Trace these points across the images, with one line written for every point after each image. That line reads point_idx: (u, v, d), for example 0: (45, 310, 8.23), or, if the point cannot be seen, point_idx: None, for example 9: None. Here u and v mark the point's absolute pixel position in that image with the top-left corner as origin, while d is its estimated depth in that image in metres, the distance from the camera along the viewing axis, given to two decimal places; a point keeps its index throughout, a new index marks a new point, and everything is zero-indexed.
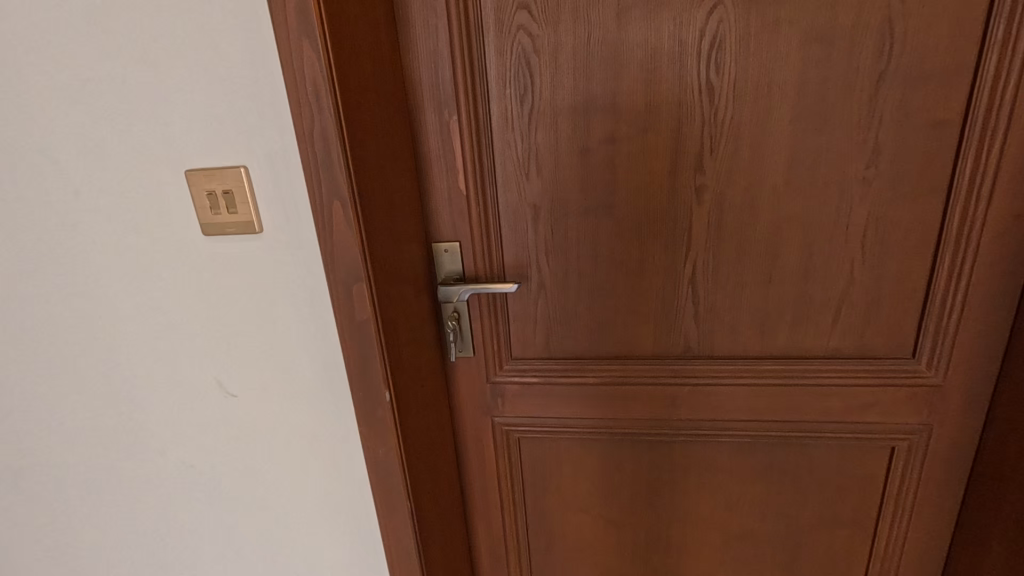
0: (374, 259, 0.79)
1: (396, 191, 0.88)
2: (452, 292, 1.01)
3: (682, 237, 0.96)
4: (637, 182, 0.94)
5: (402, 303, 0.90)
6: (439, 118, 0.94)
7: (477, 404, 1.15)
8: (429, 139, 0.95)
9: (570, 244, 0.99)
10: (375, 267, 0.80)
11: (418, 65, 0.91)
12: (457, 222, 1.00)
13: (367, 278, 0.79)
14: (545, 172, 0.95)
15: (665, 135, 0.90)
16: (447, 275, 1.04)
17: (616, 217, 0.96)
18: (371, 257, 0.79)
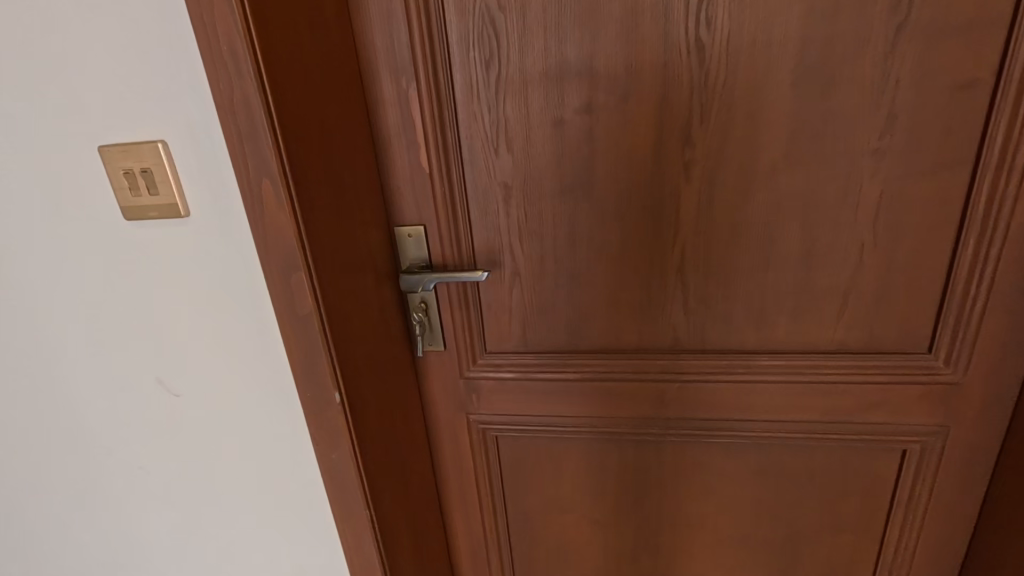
0: (315, 246, 0.71)
1: (346, 170, 0.79)
2: (417, 283, 0.92)
3: (670, 218, 0.86)
4: (618, 157, 0.84)
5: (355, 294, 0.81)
6: (397, 88, 0.84)
7: (452, 402, 1.07)
8: (388, 111, 0.86)
9: (546, 227, 0.90)
10: (317, 255, 0.71)
11: (371, 28, 0.81)
12: (421, 205, 0.91)
13: (310, 267, 0.71)
14: (515, 147, 0.86)
15: (648, 103, 0.80)
16: (412, 263, 0.95)
17: (596, 196, 0.86)
18: (312, 245, 0.71)
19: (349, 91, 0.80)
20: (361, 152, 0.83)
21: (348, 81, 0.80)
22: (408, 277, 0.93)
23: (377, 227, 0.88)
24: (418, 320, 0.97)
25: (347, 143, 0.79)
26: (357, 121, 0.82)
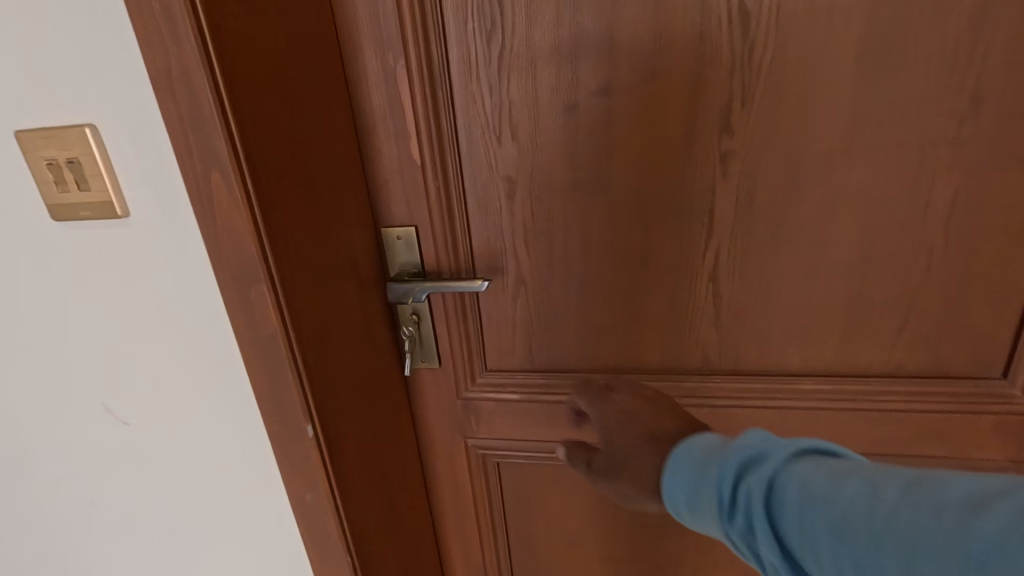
0: (279, 254, 0.59)
1: (320, 161, 0.66)
2: (407, 292, 0.80)
3: (701, 219, 0.73)
4: (640, 147, 0.71)
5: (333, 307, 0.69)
6: (382, 66, 0.72)
7: (447, 423, 0.95)
8: (373, 93, 0.73)
9: (556, 228, 0.78)
10: (280, 263, 0.59)
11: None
12: (412, 202, 0.78)
13: (273, 279, 0.59)
14: (521, 135, 0.73)
15: (679, 82, 0.67)
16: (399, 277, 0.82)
17: (614, 193, 0.74)
18: (274, 252, 0.58)
19: (324, 68, 0.67)
20: (339, 140, 0.71)
21: (323, 56, 0.67)
22: (397, 285, 0.81)
23: (360, 228, 0.76)
24: (408, 334, 0.85)
25: (321, 130, 0.67)
26: (335, 104, 0.70)
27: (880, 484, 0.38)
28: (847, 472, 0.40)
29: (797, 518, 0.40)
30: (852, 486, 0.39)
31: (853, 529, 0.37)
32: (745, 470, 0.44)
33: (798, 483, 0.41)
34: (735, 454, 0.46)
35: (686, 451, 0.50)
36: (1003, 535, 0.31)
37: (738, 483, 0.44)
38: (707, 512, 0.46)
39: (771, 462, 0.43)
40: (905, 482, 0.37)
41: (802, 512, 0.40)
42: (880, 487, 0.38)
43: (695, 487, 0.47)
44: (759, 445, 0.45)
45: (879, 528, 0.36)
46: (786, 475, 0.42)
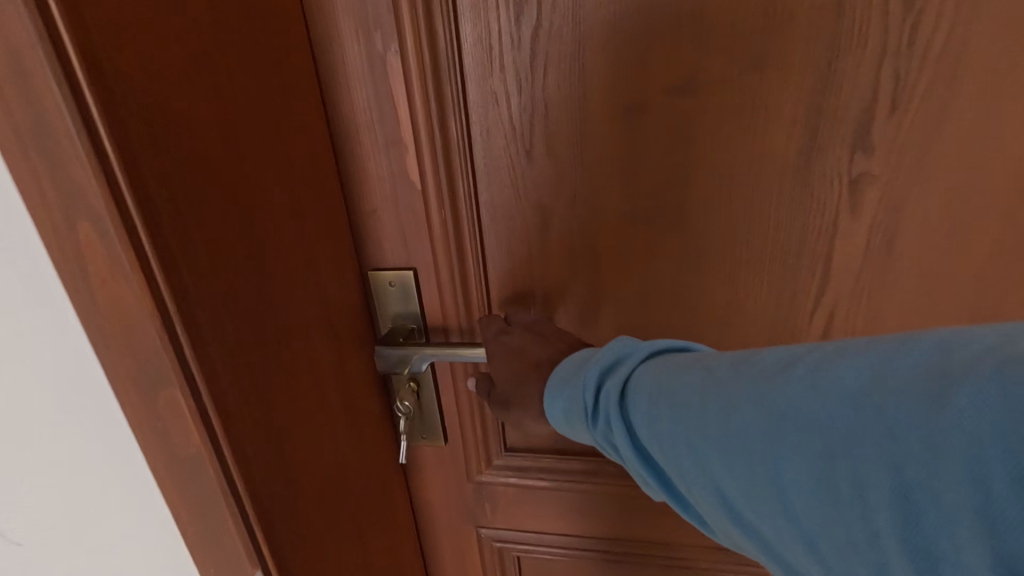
0: (200, 341, 0.38)
1: (272, 194, 0.46)
2: (401, 359, 0.59)
3: (813, 268, 0.52)
4: (732, 169, 0.50)
5: (295, 397, 0.48)
6: (364, 55, 0.50)
7: (454, 510, 0.75)
8: (354, 94, 0.52)
9: (604, 275, 0.57)
10: (204, 353, 0.38)
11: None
12: (409, 239, 0.57)
13: (198, 381, 0.38)
14: (560, 149, 0.52)
15: (798, 78, 0.46)
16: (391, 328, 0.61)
17: (688, 230, 0.54)
18: (198, 342, 0.38)
19: (277, 58, 0.46)
20: (303, 161, 0.50)
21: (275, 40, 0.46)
22: (387, 350, 0.60)
23: (337, 279, 0.55)
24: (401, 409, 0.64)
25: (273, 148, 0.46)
26: (297, 109, 0.49)
27: (709, 364, 0.36)
28: (690, 358, 0.38)
29: (643, 407, 0.38)
30: (689, 370, 0.37)
31: (685, 405, 0.35)
32: (605, 374, 0.42)
33: (647, 375, 0.39)
34: (598, 362, 0.42)
35: (561, 365, 0.46)
36: (801, 386, 0.31)
37: (600, 387, 0.42)
38: (569, 419, 0.43)
39: (628, 363, 0.41)
40: (734, 358, 0.36)
41: (643, 402, 0.38)
42: (711, 365, 0.36)
43: (562, 399, 0.43)
44: (619, 350, 0.42)
45: (700, 401, 0.35)
46: (637, 372, 0.40)
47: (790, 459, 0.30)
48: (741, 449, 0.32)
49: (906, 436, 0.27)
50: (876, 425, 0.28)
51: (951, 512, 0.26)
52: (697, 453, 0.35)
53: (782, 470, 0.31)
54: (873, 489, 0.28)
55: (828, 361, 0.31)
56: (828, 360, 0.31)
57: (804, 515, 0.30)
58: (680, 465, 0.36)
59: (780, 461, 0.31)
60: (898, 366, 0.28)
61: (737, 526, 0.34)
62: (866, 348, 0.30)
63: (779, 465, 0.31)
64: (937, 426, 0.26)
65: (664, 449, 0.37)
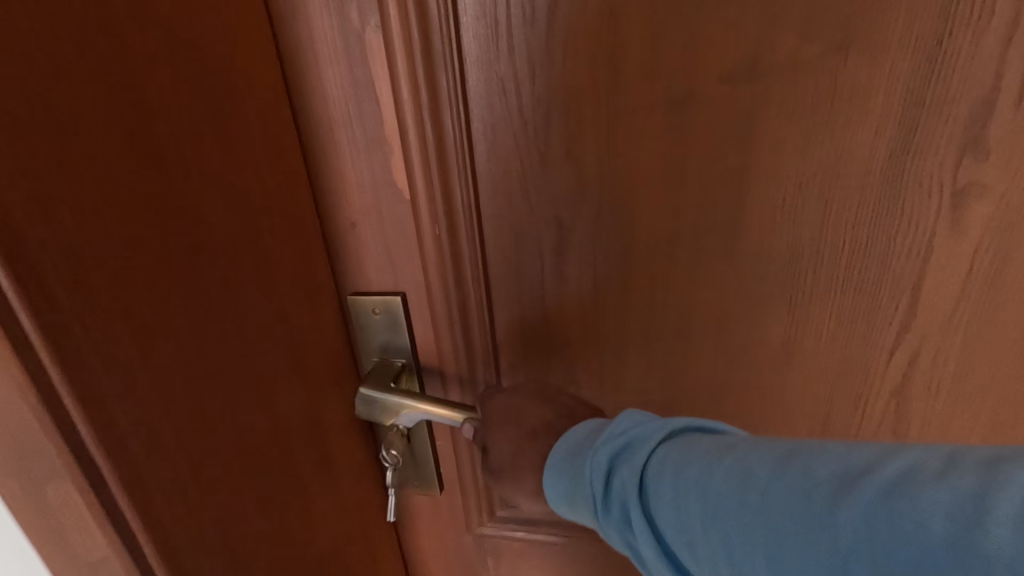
0: (110, 422, 0.28)
1: (216, 215, 0.35)
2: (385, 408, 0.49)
3: (894, 298, 0.43)
4: (802, 179, 0.40)
5: (254, 467, 0.38)
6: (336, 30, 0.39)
7: (451, 567, 0.65)
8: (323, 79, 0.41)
9: (634, 303, 0.47)
10: (116, 436, 0.28)
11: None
12: (397, 261, 0.46)
13: (109, 479, 0.29)
14: (585, 151, 0.42)
15: (894, 61, 0.36)
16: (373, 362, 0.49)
17: (741, 251, 0.43)
18: (108, 426, 0.28)
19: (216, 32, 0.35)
20: (261, 168, 0.39)
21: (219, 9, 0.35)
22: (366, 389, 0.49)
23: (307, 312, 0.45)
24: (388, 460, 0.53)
25: (214, 154, 0.35)
26: (248, 101, 0.38)
27: (748, 461, 0.30)
28: (719, 450, 0.32)
29: (667, 512, 0.32)
30: (721, 469, 0.30)
31: (726, 526, 0.29)
32: (617, 459, 0.36)
33: (668, 470, 0.32)
34: (606, 445, 0.36)
35: (565, 440, 0.39)
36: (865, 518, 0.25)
37: (613, 477, 0.35)
38: (585, 509, 0.37)
39: (646, 452, 0.34)
40: (776, 460, 0.29)
41: (672, 504, 0.31)
42: (750, 470, 0.30)
43: (569, 486, 0.37)
44: (631, 431, 0.36)
45: (740, 516, 0.29)
46: (656, 464, 0.33)
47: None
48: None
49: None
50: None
51: None
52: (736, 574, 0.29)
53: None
54: None
55: (896, 483, 0.25)
56: (901, 483, 0.25)
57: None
58: None
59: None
60: (999, 506, 0.22)
61: None
62: (946, 477, 0.24)
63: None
64: None
65: (694, 563, 0.31)
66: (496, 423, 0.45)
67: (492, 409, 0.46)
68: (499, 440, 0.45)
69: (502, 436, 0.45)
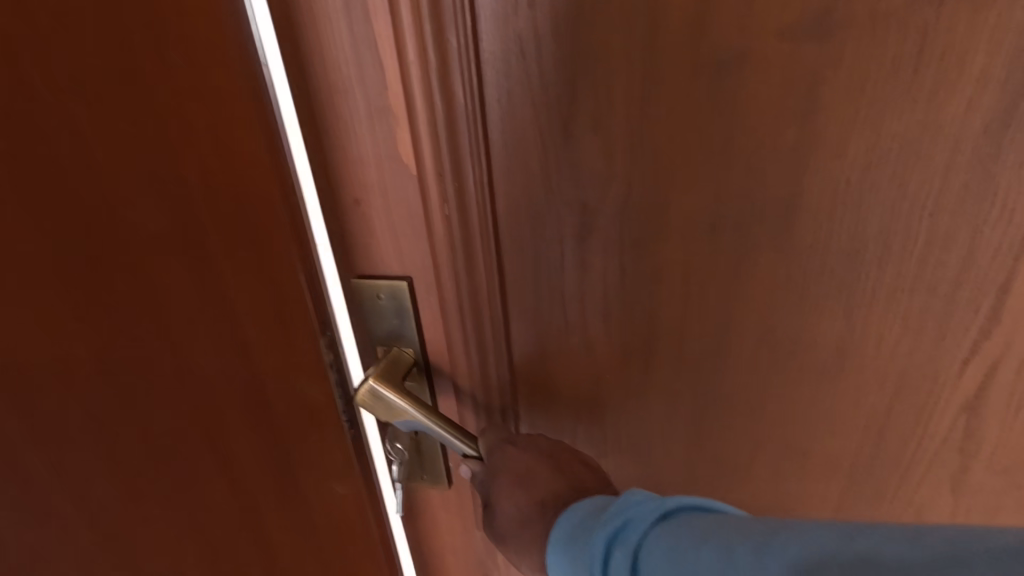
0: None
1: (128, 205, 0.28)
2: (383, 410, 0.44)
3: (976, 299, 0.37)
4: (873, 158, 0.34)
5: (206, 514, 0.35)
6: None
7: (459, 564, 0.62)
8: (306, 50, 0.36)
9: (666, 297, 0.42)
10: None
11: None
12: (405, 245, 0.42)
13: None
14: (617, 123, 0.37)
15: (1004, 14, 0.29)
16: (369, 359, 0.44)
17: (796, 242, 0.38)
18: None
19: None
20: (207, 146, 0.30)
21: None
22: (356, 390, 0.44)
23: (273, 326, 0.35)
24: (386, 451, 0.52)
25: (133, 126, 0.27)
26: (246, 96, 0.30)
27: (738, 548, 0.27)
28: (713, 534, 0.29)
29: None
30: (711, 555, 0.28)
31: None
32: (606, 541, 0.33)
33: (662, 557, 0.30)
34: (602, 528, 0.33)
35: (566, 517, 0.37)
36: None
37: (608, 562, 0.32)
38: None
39: (637, 534, 0.31)
40: (765, 545, 0.27)
41: None
42: (737, 557, 0.27)
43: (568, 570, 0.35)
44: (627, 512, 0.33)
45: None
46: (649, 547, 0.31)
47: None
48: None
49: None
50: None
51: None
52: None
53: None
54: None
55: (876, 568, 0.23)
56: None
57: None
58: None
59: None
60: None
61: None
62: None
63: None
64: None
65: None
66: (505, 480, 0.43)
67: (501, 464, 0.44)
68: (506, 504, 0.43)
69: (509, 498, 0.43)
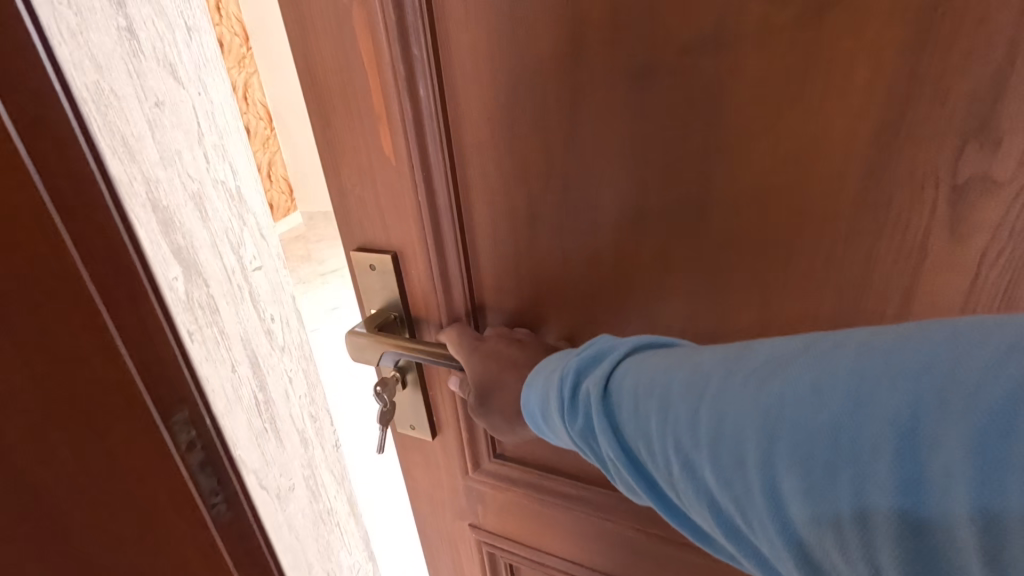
0: None
1: None
2: (368, 348, 0.55)
3: (879, 308, 0.38)
4: (775, 160, 0.36)
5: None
6: (213, 158, 0.53)
7: (446, 502, 0.71)
8: (215, 200, 0.54)
9: (600, 282, 0.47)
10: None
11: (163, 13, 0.49)
12: (389, 219, 0.52)
13: None
14: (547, 129, 0.42)
15: (877, 38, 0.31)
16: (275, 406, 0.62)
17: (705, 241, 0.41)
18: None
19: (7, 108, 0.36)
20: None
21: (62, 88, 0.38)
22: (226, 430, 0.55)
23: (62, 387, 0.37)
24: (332, 456, 0.73)
25: None
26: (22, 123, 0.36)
27: (702, 361, 0.33)
28: (679, 354, 0.34)
29: (628, 410, 0.34)
30: (677, 367, 0.33)
31: (676, 412, 0.32)
32: (585, 370, 0.38)
33: (632, 375, 0.35)
34: (578, 358, 0.39)
35: (547, 359, 0.43)
36: (801, 385, 0.28)
37: (578, 384, 0.38)
38: (554, 420, 0.39)
39: (608, 360, 0.37)
40: (723, 353, 0.32)
41: (636, 399, 0.34)
42: (699, 361, 0.33)
43: (542, 398, 0.40)
44: (602, 348, 0.38)
45: (697, 405, 0.31)
46: (620, 372, 0.36)
47: (787, 468, 0.27)
48: (732, 459, 0.29)
49: (934, 447, 0.23)
50: (884, 427, 0.25)
51: (940, 515, 0.23)
52: (684, 452, 0.32)
53: (777, 479, 0.28)
54: (872, 500, 0.25)
55: (833, 356, 0.28)
56: (829, 354, 0.28)
57: (806, 534, 0.28)
58: (671, 471, 0.33)
59: (773, 472, 0.28)
60: (907, 349, 0.25)
61: (730, 535, 0.31)
62: (863, 347, 0.27)
63: (773, 475, 0.28)
64: (938, 426, 0.23)
65: (649, 455, 0.34)
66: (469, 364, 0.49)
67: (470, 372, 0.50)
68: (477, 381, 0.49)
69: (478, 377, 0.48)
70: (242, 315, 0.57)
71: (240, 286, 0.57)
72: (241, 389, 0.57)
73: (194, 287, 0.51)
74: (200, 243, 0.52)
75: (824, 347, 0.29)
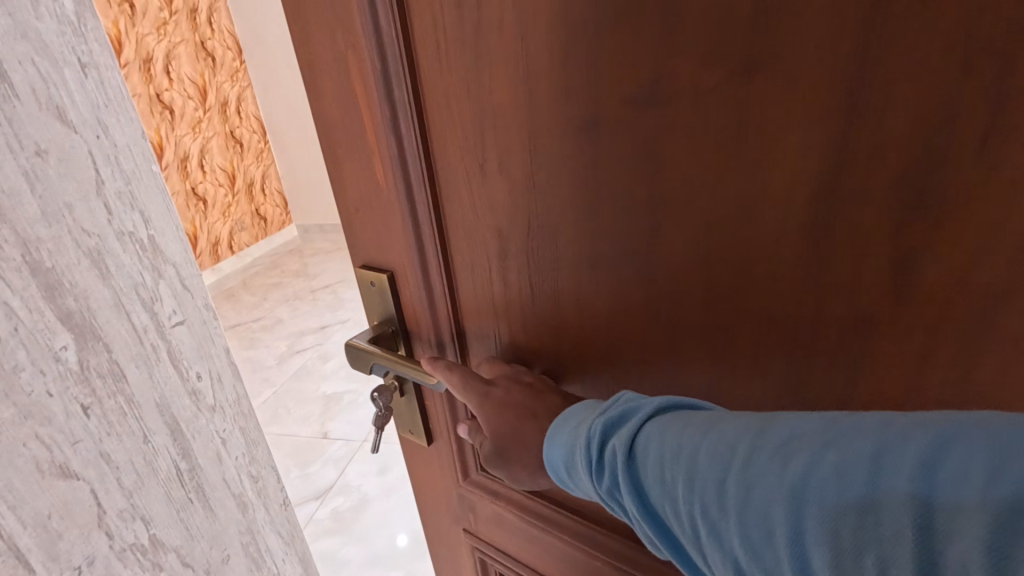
0: None
1: None
2: (358, 357, 0.60)
3: (832, 371, 0.36)
4: (728, 213, 0.35)
5: None
6: (118, 207, 0.47)
7: (443, 504, 0.75)
8: (120, 256, 0.47)
9: (564, 321, 0.47)
10: None
11: (46, 50, 0.41)
12: (386, 244, 0.56)
13: None
14: (508, 173, 0.43)
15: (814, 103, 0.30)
16: (204, 473, 0.56)
17: (657, 291, 0.40)
18: None
19: None
20: None
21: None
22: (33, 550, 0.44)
23: None
24: (279, 516, 0.68)
25: None
26: None
27: (726, 430, 0.30)
28: (701, 419, 0.33)
29: (653, 474, 0.33)
30: (695, 432, 0.31)
31: (699, 482, 0.30)
32: (613, 429, 0.37)
33: (656, 438, 0.33)
34: (604, 416, 0.37)
35: (574, 412, 0.41)
36: (820, 467, 0.26)
37: (605, 443, 0.36)
38: (581, 476, 0.38)
39: (634, 420, 0.35)
40: (744, 423, 0.30)
41: (659, 465, 0.32)
42: (718, 427, 0.31)
43: (569, 452, 0.39)
44: (628, 405, 0.37)
45: (720, 477, 0.29)
46: (643, 433, 0.34)
47: (809, 548, 0.25)
48: (756, 536, 0.27)
49: (945, 545, 0.21)
50: (903, 517, 0.22)
51: None
52: (707, 521, 0.30)
53: (802, 559, 0.26)
54: None
55: (849, 437, 0.25)
56: (848, 434, 0.26)
57: None
58: (697, 537, 0.31)
59: (800, 555, 0.26)
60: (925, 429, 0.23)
61: None
62: (882, 429, 0.25)
63: (798, 557, 0.26)
64: (953, 510, 0.21)
65: (675, 521, 0.32)
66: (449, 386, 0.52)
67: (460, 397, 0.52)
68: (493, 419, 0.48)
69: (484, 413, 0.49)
70: (157, 378, 0.51)
71: (153, 346, 0.51)
72: (156, 460, 0.51)
73: (90, 355, 0.45)
74: (99, 305, 0.46)
75: (842, 430, 0.26)
